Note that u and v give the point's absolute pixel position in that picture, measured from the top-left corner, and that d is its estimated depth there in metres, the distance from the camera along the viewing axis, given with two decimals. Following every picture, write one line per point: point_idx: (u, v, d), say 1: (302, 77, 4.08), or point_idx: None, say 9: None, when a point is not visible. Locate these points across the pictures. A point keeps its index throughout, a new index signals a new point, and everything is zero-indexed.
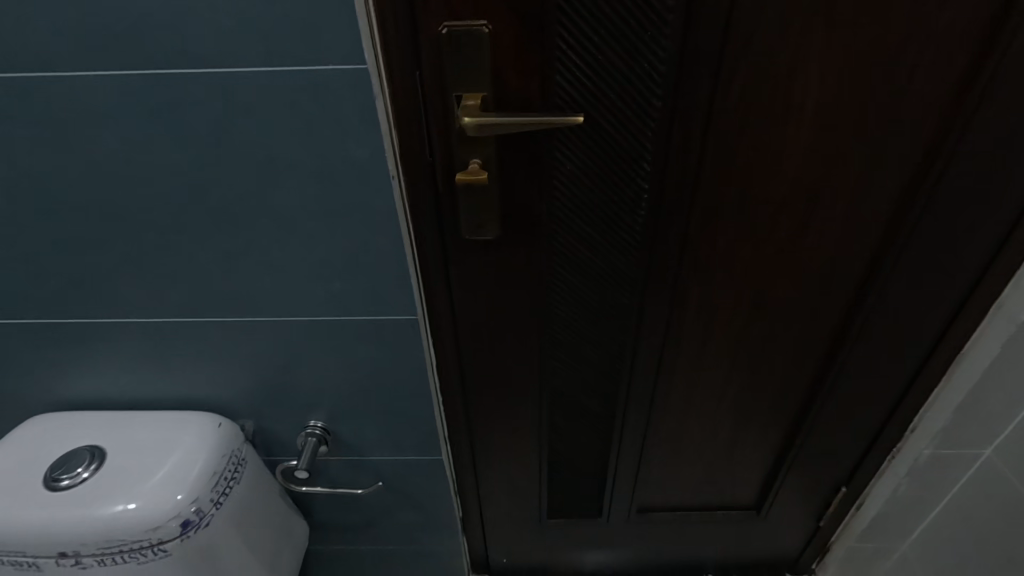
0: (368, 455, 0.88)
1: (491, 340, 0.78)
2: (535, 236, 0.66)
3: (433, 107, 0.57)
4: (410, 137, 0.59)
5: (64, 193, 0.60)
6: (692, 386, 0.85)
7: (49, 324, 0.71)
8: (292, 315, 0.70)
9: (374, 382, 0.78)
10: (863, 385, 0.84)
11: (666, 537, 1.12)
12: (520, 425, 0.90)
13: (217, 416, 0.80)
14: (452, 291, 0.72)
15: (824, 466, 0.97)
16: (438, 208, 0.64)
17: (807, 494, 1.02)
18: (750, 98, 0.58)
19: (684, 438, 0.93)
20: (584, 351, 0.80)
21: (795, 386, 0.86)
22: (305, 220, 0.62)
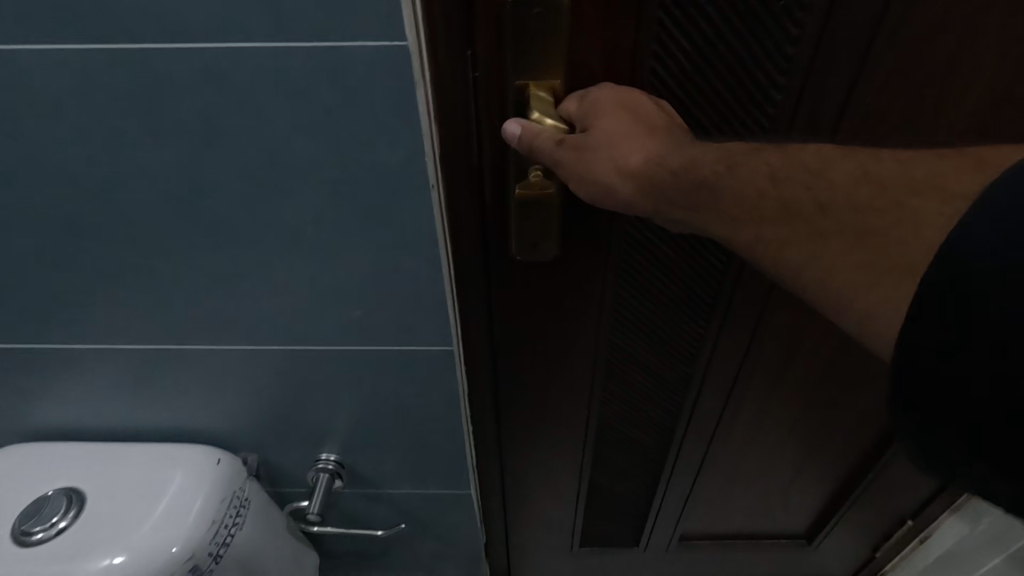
0: (388, 488, 0.78)
1: (536, 371, 0.68)
2: (600, 258, 0.57)
3: (487, 97, 0.46)
4: (452, 135, 0.47)
5: (17, 199, 0.48)
6: (758, 419, 0.77)
7: (10, 350, 0.60)
8: (304, 343, 0.59)
9: (399, 415, 0.67)
10: None
11: (707, 568, 1.04)
12: (561, 457, 0.81)
13: (216, 450, 0.69)
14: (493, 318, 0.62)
15: (892, 497, 0.90)
16: (484, 223, 0.53)
17: (869, 524, 0.95)
18: (881, 94, 0.48)
19: (739, 470, 0.85)
20: (642, 382, 0.71)
21: (868, 420, 0.78)
22: (322, 235, 0.50)
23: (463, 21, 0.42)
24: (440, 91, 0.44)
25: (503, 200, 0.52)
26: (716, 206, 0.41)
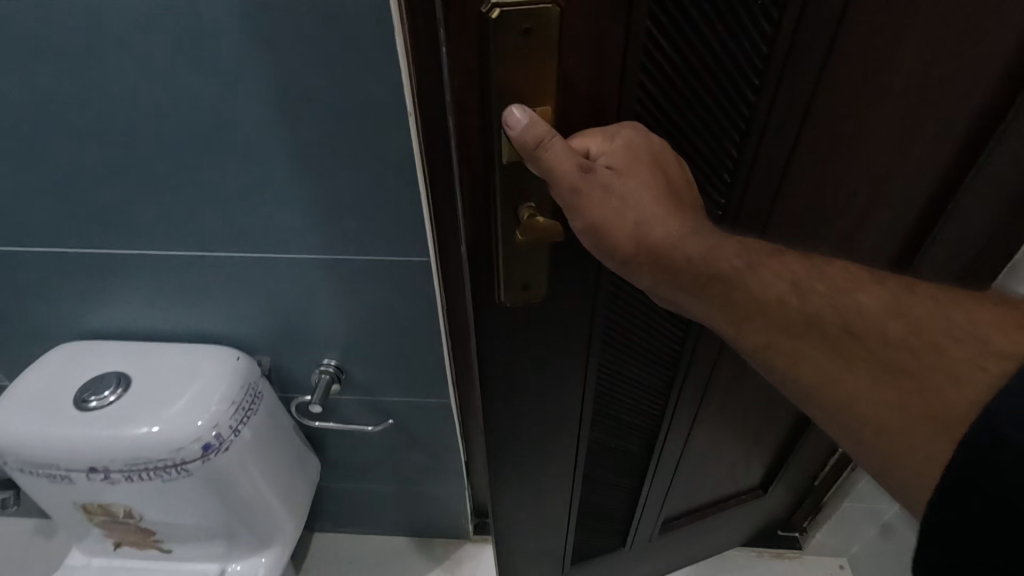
0: (379, 395, 0.91)
1: (530, 400, 0.73)
2: (588, 288, 0.62)
3: (465, 116, 0.46)
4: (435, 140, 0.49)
5: (88, 122, 0.61)
6: (727, 397, 0.89)
7: (74, 254, 0.74)
8: (309, 253, 0.72)
9: (387, 324, 0.81)
10: None
11: (681, 540, 1.15)
12: (556, 469, 0.86)
13: (236, 350, 0.83)
14: (486, 355, 0.65)
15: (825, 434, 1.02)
16: (472, 261, 0.55)
17: (809, 462, 1.07)
18: (836, 88, 0.53)
19: (710, 451, 0.98)
20: (630, 385, 0.81)
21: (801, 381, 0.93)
22: (322, 155, 0.63)
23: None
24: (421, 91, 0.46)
25: (489, 235, 0.53)
26: (730, 302, 0.47)
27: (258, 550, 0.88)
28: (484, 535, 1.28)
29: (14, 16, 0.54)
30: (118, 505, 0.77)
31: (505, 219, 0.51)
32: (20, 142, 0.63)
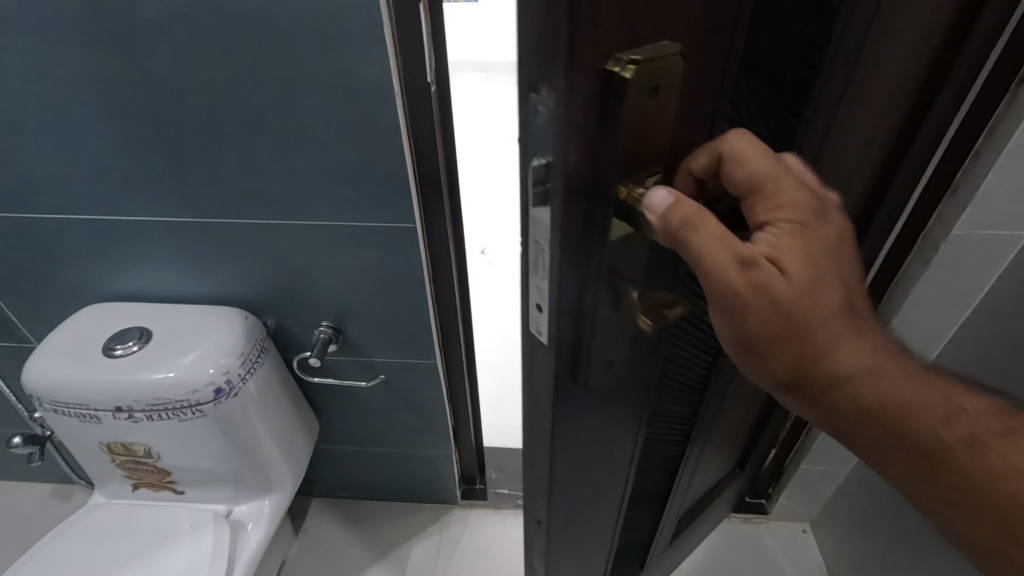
0: (372, 355, 1.01)
1: (590, 480, 0.66)
2: (656, 350, 0.58)
3: (576, 198, 0.39)
4: (539, 224, 0.42)
5: (124, 101, 0.72)
6: (732, 404, 0.92)
7: (105, 220, 0.84)
8: (311, 220, 0.82)
9: (379, 286, 0.90)
10: None
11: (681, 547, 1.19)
12: (603, 535, 0.80)
13: (244, 311, 0.93)
14: (556, 449, 0.57)
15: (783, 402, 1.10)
16: (559, 349, 0.48)
17: (771, 432, 1.16)
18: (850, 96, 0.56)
19: (712, 456, 1.01)
20: (667, 422, 0.79)
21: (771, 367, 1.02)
22: (322, 128, 0.73)
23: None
24: (534, 171, 0.39)
25: (584, 317, 0.46)
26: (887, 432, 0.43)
27: (261, 494, 0.97)
28: (471, 500, 1.37)
29: (66, 10, 0.64)
30: (139, 444, 0.88)
31: (605, 299, 0.46)
32: (65, 119, 0.74)
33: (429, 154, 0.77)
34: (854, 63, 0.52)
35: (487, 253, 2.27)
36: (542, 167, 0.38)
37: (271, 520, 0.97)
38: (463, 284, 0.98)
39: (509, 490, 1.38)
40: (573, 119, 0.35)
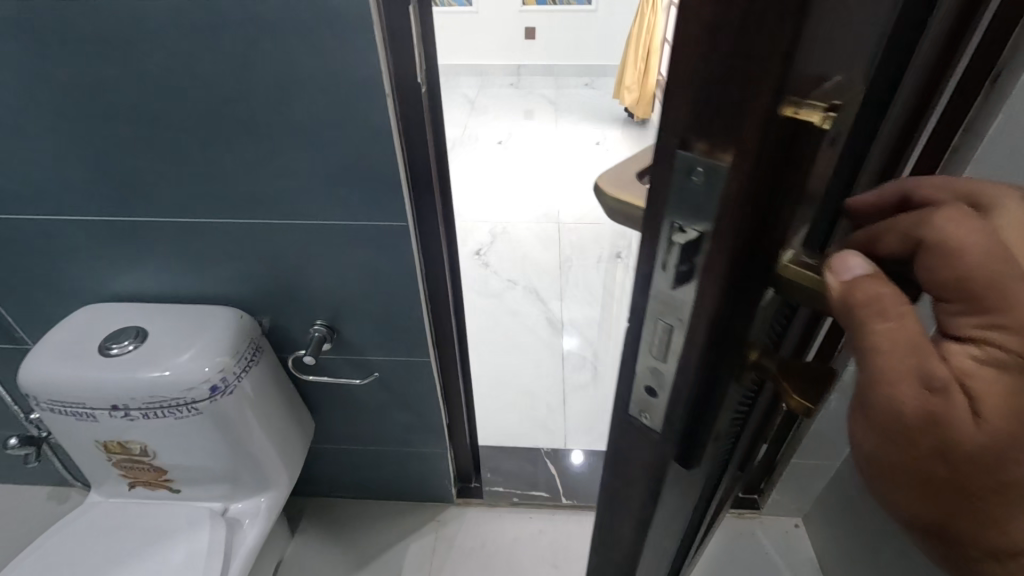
0: (366, 353, 1.02)
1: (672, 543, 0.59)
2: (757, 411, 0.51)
3: (727, 279, 0.30)
4: (667, 305, 0.33)
5: (120, 103, 0.73)
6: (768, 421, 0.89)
7: (101, 221, 0.85)
8: (304, 218, 0.84)
9: (373, 285, 0.91)
10: None
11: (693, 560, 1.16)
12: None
13: (239, 310, 0.94)
14: (646, 526, 0.50)
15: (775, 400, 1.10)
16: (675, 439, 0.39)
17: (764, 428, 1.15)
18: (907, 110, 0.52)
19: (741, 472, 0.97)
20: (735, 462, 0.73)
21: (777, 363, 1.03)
22: (315, 127, 0.74)
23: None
24: (678, 247, 0.30)
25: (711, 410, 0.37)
26: None
27: (257, 491, 0.98)
28: (467, 499, 1.38)
29: (63, 14, 0.66)
30: (136, 443, 0.88)
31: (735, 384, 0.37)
32: (61, 121, 0.75)
33: (423, 154, 0.79)
34: (919, 72, 0.48)
35: (482, 255, 2.29)
36: (689, 245, 0.29)
37: (267, 518, 0.97)
38: (456, 281, 1.00)
39: (504, 488, 1.39)
40: (752, 191, 0.26)
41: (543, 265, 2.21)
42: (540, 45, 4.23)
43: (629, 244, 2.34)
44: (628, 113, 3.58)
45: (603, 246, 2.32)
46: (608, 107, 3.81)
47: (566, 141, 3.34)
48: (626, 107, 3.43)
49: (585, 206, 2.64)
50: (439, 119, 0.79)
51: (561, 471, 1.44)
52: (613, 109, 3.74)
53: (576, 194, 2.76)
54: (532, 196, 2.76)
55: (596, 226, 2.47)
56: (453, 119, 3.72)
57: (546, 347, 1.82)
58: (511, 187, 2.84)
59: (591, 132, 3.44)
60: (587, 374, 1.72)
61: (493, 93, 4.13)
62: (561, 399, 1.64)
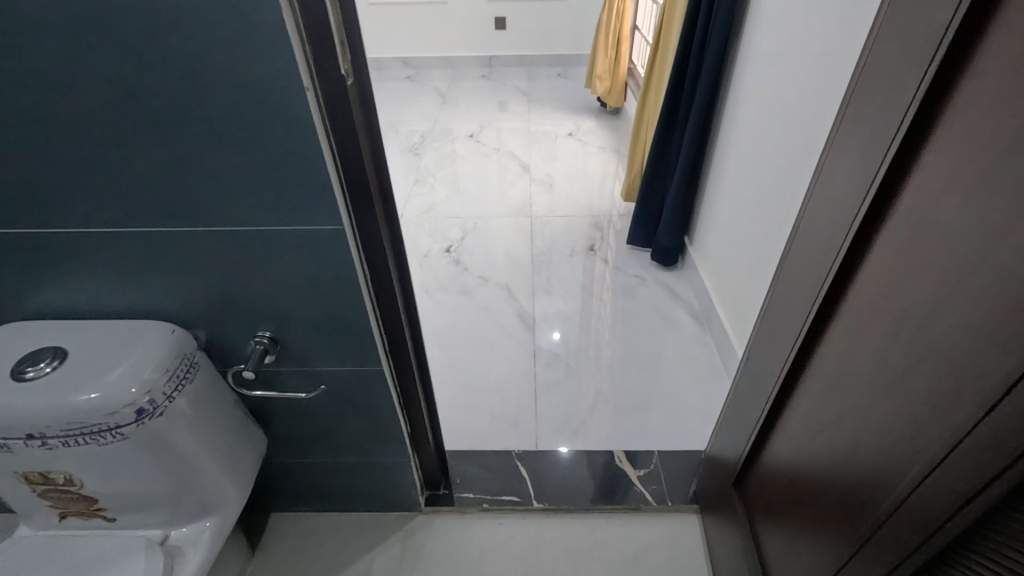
0: (313, 365, 0.96)
1: None
2: None
3: None
4: None
5: (13, 107, 0.66)
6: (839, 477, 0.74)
7: (7, 236, 0.77)
8: (232, 226, 0.77)
9: (314, 293, 0.86)
10: (782, 312, 0.89)
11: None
12: None
13: (171, 324, 0.87)
14: None
15: (748, 403, 1.05)
16: None
17: (737, 428, 1.11)
18: None
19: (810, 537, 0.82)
20: None
21: (757, 376, 1.00)
22: (233, 128, 0.68)
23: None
24: None
25: None
26: None
27: (199, 516, 0.92)
28: (435, 506, 1.33)
29: None
30: (59, 472, 0.82)
31: None
32: None
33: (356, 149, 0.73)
34: None
35: (453, 252, 2.23)
36: None
37: (210, 544, 0.92)
38: (404, 281, 0.95)
39: (475, 494, 1.35)
40: None
41: (515, 261, 2.16)
42: (511, 35, 4.16)
43: (603, 236, 2.30)
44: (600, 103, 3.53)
45: (576, 239, 2.28)
46: (581, 96, 3.77)
47: (539, 132, 3.29)
48: (599, 96, 3.38)
49: (558, 198, 2.59)
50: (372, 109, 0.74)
51: (535, 473, 1.40)
52: (586, 99, 3.70)
53: (548, 186, 2.71)
54: (505, 189, 2.70)
55: (569, 219, 2.42)
56: (424, 112, 3.64)
57: (518, 345, 1.78)
58: (483, 182, 2.78)
59: (564, 122, 3.39)
60: (559, 372, 1.68)
61: (464, 85, 4.06)
62: (533, 399, 1.59)
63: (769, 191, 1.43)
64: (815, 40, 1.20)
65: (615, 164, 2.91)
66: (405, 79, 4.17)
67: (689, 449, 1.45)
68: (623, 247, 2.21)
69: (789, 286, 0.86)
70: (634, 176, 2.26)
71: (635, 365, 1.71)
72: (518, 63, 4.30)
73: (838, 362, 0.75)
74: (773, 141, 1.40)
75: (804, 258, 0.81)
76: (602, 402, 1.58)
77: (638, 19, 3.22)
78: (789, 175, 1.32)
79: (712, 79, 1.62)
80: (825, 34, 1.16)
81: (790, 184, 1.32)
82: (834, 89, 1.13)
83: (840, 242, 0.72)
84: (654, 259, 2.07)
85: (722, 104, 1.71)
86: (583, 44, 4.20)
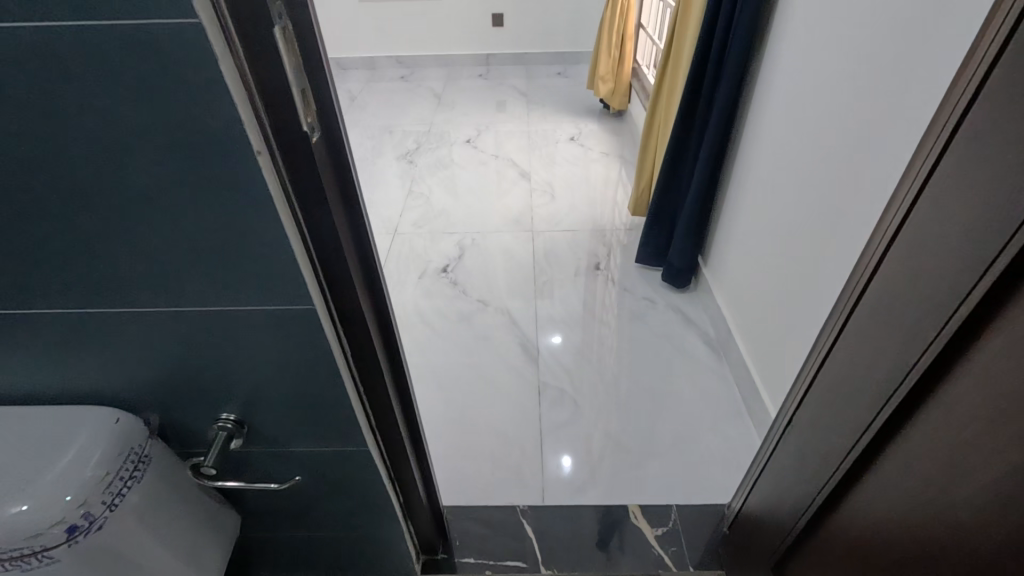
0: (288, 446, 0.83)
1: None
2: None
3: None
4: None
5: None
6: None
7: None
8: (180, 305, 0.64)
9: (284, 374, 0.73)
10: (848, 382, 0.76)
11: None
12: None
13: (115, 410, 0.74)
14: None
15: (793, 473, 0.92)
16: None
17: (778, 496, 0.98)
18: None
19: None
20: None
21: (805, 447, 0.88)
22: (170, 198, 0.54)
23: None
24: None
25: None
26: None
27: None
28: None
29: None
30: None
31: None
32: None
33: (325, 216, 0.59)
34: None
35: (450, 272, 2.09)
36: None
37: None
38: (392, 348, 0.81)
39: (477, 559, 1.22)
40: None
41: (515, 282, 2.02)
42: (508, 32, 3.99)
43: (609, 253, 2.16)
44: (602, 104, 3.38)
45: (581, 256, 2.15)
46: (582, 97, 3.61)
47: (539, 137, 3.14)
48: (601, 99, 3.23)
49: (560, 211, 2.45)
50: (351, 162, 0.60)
51: (541, 533, 1.27)
52: (587, 100, 3.54)
53: (550, 196, 2.57)
54: (504, 200, 2.56)
55: (572, 234, 2.28)
56: (418, 115, 3.49)
57: (520, 380, 1.64)
58: (480, 192, 2.64)
59: (565, 126, 3.23)
60: (564, 411, 1.55)
61: (460, 86, 3.90)
62: (538, 444, 1.47)
63: (795, 217, 1.29)
64: (855, 54, 1.06)
65: (620, 172, 2.76)
66: (399, 79, 4.00)
67: (708, 504, 1.32)
68: (631, 265, 2.08)
69: (856, 354, 0.73)
70: (643, 187, 2.11)
71: (646, 401, 1.57)
72: (516, 62, 4.14)
73: (937, 460, 0.62)
74: (802, 163, 1.26)
75: (881, 325, 0.68)
76: (611, 447, 1.45)
77: (642, 17, 3.06)
78: (821, 202, 1.19)
79: (732, 90, 1.47)
80: (870, 47, 1.02)
81: (822, 212, 1.19)
82: (885, 112, 0.99)
83: (942, 316, 0.58)
84: (664, 279, 1.94)
85: (743, 115, 1.56)
86: (584, 41, 4.04)
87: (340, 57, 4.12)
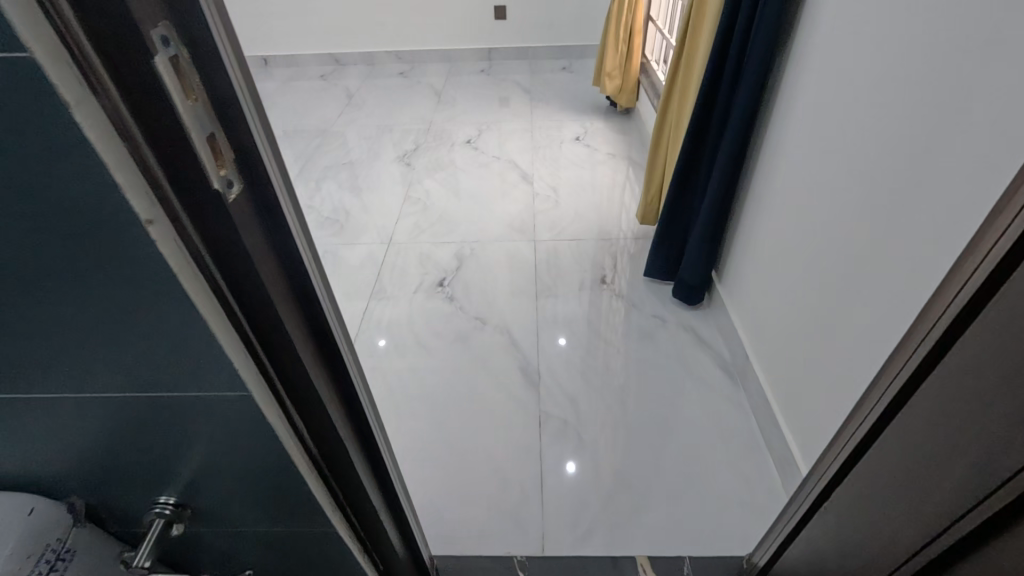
0: (243, 525, 0.72)
1: None
2: None
3: None
4: None
5: None
6: None
7: None
8: (87, 394, 0.51)
9: (229, 457, 0.61)
10: (919, 466, 0.62)
11: None
12: None
13: (31, 497, 0.63)
14: None
15: (842, 551, 0.79)
16: None
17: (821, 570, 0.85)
18: None
19: None
20: None
21: (854, 525, 0.75)
22: (40, 280, 0.40)
23: (185, 23, 0.34)
24: None
25: None
26: None
27: None
28: None
29: None
30: None
31: None
32: None
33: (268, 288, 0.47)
34: None
35: (446, 286, 1.97)
36: None
37: None
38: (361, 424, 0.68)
39: None
40: None
41: (516, 297, 1.90)
42: (512, 25, 3.83)
43: (616, 265, 2.02)
44: (609, 101, 3.23)
45: (586, 269, 2.01)
46: (588, 94, 3.45)
47: (543, 136, 2.99)
48: (608, 96, 3.08)
49: (564, 217, 2.31)
50: (299, 216, 0.48)
51: None
52: (593, 97, 3.39)
53: (554, 202, 2.43)
54: (505, 206, 2.42)
55: (576, 243, 2.15)
56: (417, 113, 3.35)
57: (520, 409, 1.52)
58: (480, 197, 2.51)
59: (570, 125, 3.09)
60: (568, 447, 1.43)
61: (461, 82, 3.75)
62: (538, 484, 1.35)
63: (829, 242, 1.16)
64: (910, 61, 0.92)
65: (627, 175, 2.62)
66: (398, 76, 3.86)
67: (726, 555, 1.20)
68: (639, 279, 1.95)
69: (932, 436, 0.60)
70: (653, 194, 1.97)
71: (656, 433, 1.45)
72: (520, 56, 3.98)
73: None
74: (837, 181, 1.13)
75: (971, 409, 0.54)
76: (618, 487, 1.33)
77: (652, 10, 2.89)
78: (863, 228, 1.05)
79: (753, 95, 1.33)
80: (925, 54, 0.88)
81: (863, 238, 1.05)
82: (948, 129, 0.84)
83: None
84: (676, 295, 1.81)
85: (762, 122, 1.42)
86: (590, 34, 3.87)
87: (338, 53, 3.98)
